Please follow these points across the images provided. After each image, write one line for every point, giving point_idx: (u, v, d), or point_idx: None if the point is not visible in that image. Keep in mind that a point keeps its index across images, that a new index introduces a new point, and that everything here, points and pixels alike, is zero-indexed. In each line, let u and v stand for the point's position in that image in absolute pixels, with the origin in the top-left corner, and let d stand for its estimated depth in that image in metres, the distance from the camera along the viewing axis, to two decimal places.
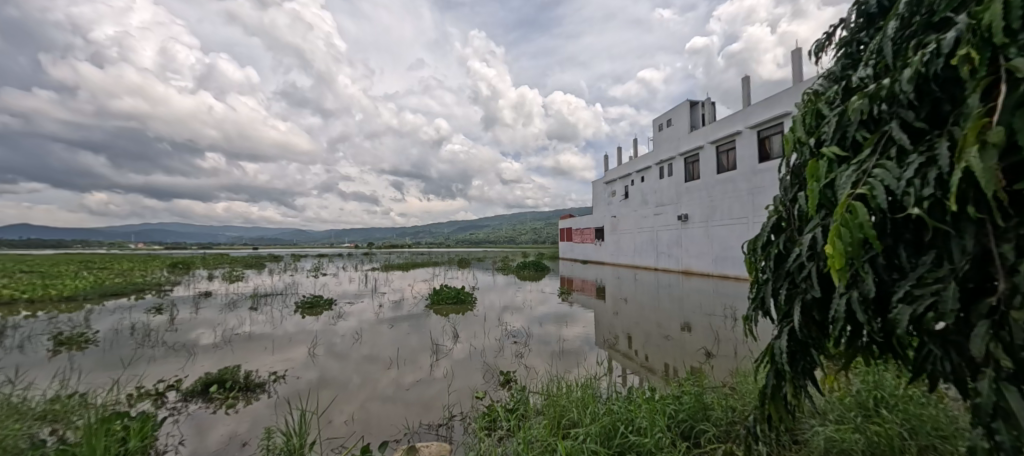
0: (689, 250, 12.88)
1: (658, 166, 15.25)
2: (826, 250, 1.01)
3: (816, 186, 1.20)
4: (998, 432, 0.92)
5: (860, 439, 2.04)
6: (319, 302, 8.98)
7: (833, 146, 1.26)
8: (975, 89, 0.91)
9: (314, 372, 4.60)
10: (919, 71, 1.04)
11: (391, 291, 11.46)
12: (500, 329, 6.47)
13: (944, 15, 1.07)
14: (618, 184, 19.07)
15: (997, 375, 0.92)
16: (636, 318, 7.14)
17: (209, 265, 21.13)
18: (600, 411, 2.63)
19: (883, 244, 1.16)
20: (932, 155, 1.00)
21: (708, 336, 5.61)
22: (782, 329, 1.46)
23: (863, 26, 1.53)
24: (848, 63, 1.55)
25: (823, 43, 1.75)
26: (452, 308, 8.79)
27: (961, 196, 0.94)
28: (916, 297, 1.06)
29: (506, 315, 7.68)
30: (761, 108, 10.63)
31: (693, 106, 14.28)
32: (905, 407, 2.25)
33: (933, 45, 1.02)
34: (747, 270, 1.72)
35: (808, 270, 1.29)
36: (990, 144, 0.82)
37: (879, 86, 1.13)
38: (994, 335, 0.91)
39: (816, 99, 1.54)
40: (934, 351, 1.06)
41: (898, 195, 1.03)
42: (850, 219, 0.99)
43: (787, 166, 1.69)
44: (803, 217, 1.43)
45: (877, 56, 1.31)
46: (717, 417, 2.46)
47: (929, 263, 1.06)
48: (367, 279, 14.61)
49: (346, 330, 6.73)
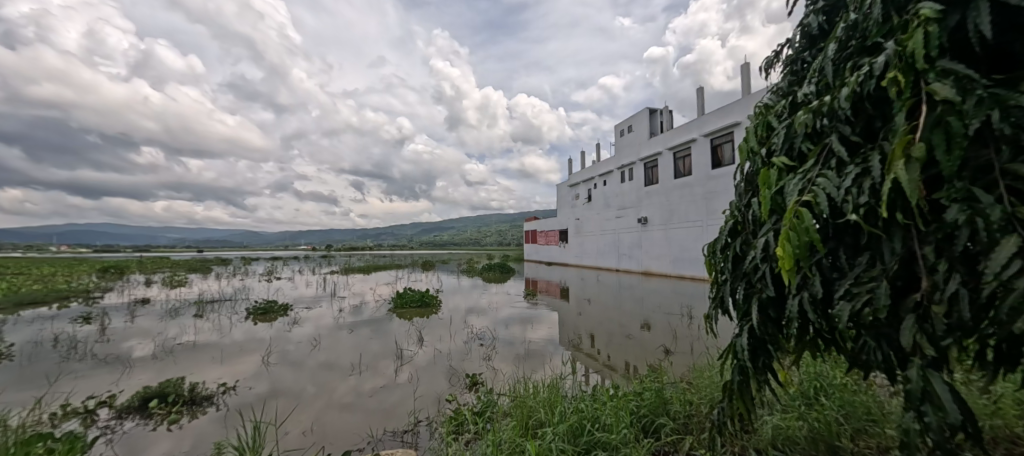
0: (649, 251, 13.43)
1: (620, 170, 15.82)
2: (778, 252, 1.12)
3: (768, 193, 1.30)
4: (925, 414, 1.03)
5: (803, 425, 2.22)
6: (272, 307, 8.42)
7: (782, 156, 1.37)
8: (901, 110, 1.04)
9: (266, 382, 4.33)
10: (855, 90, 1.17)
11: (352, 295, 11.01)
12: (466, 332, 6.43)
13: (875, 39, 1.20)
14: (581, 188, 19.58)
15: (923, 363, 1.02)
16: (600, 318, 7.32)
17: (145, 269, 19.38)
18: (567, 410, 2.65)
19: (827, 247, 1.27)
20: (866, 167, 1.12)
21: (667, 334, 5.89)
22: (743, 328, 1.54)
23: (806, 46, 1.66)
24: (793, 80, 1.69)
25: (772, 60, 1.89)
26: (417, 311, 8.58)
27: (891, 204, 1.06)
28: (854, 294, 1.17)
29: (472, 318, 7.62)
30: (715, 117, 11.29)
31: (652, 113, 14.98)
32: (841, 394, 2.47)
33: (867, 67, 1.14)
34: (707, 271, 1.83)
35: (763, 271, 1.39)
36: (913, 159, 0.94)
37: (822, 102, 1.25)
38: (919, 327, 1.03)
39: (767, 111, 1.67)
40: (870, 343, 1.18)
41: (838, 202, 1.14)
42: (798, 224, 1.10)
43: (740, 174, 1.80)
44: (757, 221, 1.52)
45: (819, 74, 1.44)
46: (676, 411, 2.57)
47: (864, 263, 1.18)
48: (324, 282, 13.97)
49: (303, 336, 6.38)
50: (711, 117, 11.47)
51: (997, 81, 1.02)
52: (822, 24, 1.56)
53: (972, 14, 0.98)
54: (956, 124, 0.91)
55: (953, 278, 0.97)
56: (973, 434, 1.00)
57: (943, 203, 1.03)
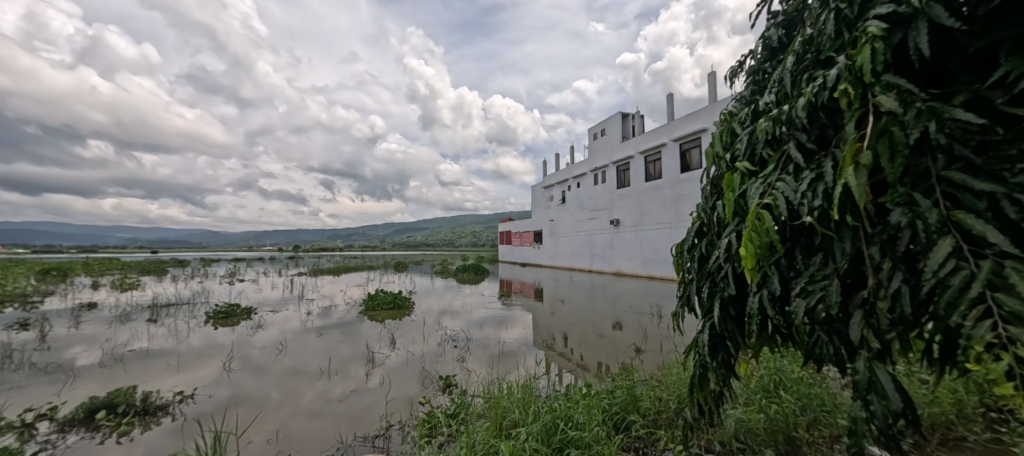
0: (621, 253, 13.75)
1: (593, 172, 16.11)
2: (741, 252, 1.17)
3: (731, 196, 1.36)
4: (871, 403, 1.10)
5: (763, 418, 2.33)
6: (234, 311, 8.01)
7: (744, 161, 1.44)
8: (851, 120, 1.11)
9: (228, 389, 4.10)
10: (810, 100, 1.24)
11: (320, 297, 10.64)
12: (440, 334, 6.34)
13: (829, 54, 1.28)
14: (555, 190, 19.80)
15: (869, 356, 1.10)
16: (573, 318, 7.41)
17: (92, 271, 17.98)
18: (541, 410, 2.66)
19: (785, 248, 1.35)
20: (820, 172, 1.19)
21: (638, 333, 6.04)
22: (707, 325, 1.60)
23: (766, 57, 1.75)
24: (755, 89, 1.78)
25: (736, 69, 1.98)
26: (389, 313, 8.38)
27: (842, 207, 1.13)
28: (809, 292, 1.24)
29: (445, 320, 7.53)
30: (683, 123, 11.70)
31: (624, 117, 15.36)
32: (798, 388, 2.61)
33: (821, 79, 1.22)
34: (675, 271, 1.89)
35: (726, 271, 1.45)
36: (861, 166, 1.01)
37: (782, 111, 1.32)
38: (866, 322, 1.11)
39: (731, 118, 1.75)
40: (823, 338, 1.25)
41: (796, 205, 1.21)
42: (759, 226, 1.15)
43: (706, 178, 1.88)
44: (721, 223, 1.59)
45: (778, 85, 1.52)
46: (646, 407, 2.63)
47: (817, 263, 1.26)
48: (291, 285, 13.43)
49: (267, 341, 6.10)
50: (680, 122, 11.88)
51: (934, 95, 1.12)
52: (781, 37, 1.65)
53: (912, 34, 1.07)
54: (899, 134, 0.99)
55: (895, 277, 1.05)
56: (912, 420, 1.07)
57: (886, 206, 1.11)
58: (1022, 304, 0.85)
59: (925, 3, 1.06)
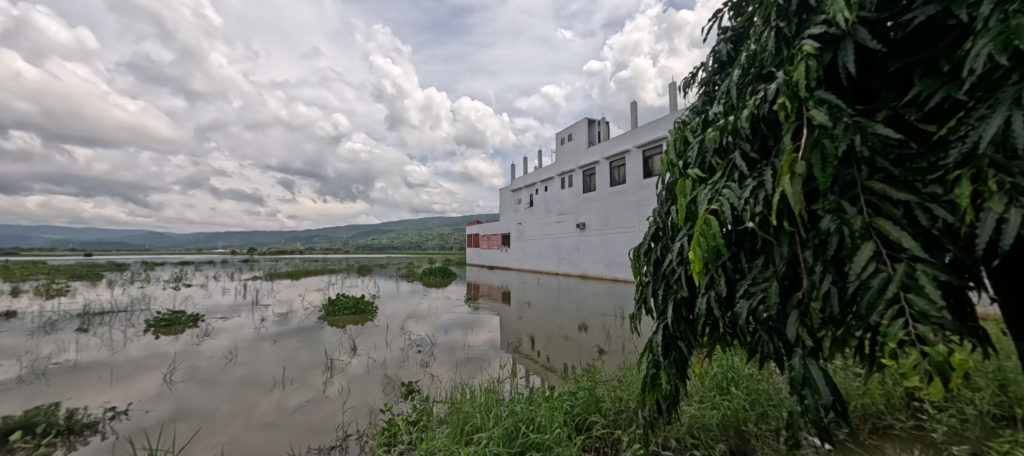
0: (588, 255, 14.02)
1: (561, 176, 16.37)
2: (690, 255, 1.22)
3: (683, 201, 1.42)
4: (805, 397, 1.18)
5: (716, 414, 2.43)
6: (179, 318, 7.43)
7: (695, 168, 1.50)
8: (788, 132, 1.19)
9: (169, 403, 3.80)
10: (753, 113, 1.32)
11: (276, 303, 10.10)
12: (403, 339, 6.19)
13: (769, 69, 1.36)
14: (523, 193, 19.90)
15: (803, 352, 1.17)
16: (539, 321, 7.46)
17: (10, 277, 16.12)
18: (503, 413, 2.64)
19: (730, 251, 1.42)
20: (761, 180, 1.26)
21: (602, 334, 6.16)
22: (661, 325, 1.65)
23: (716, 70, 1.84)
24: (706, 100, 1.87)
25: (690, 80, 2.07)
26: (350, 318, 8.08)
27: (780, 214, 1.21)
28: (751, 293, 1.31)
29: (410, 324, 7.36)
30: (646, 130, 12.12)
31: (591, 123, 15.72)
32: (748, 384, 2.75)
33: (763, 92, 1.30)
34: (632, 273, 1.94)
35: (678, 273, 1.51)
36: (797, 175, 1.08)
37: (728, 121, 1.39)
38: (801, 320, 1.19)
39: (684, 127, 1.82)
40: (764, 336, 1.33)
41: (740, 211, 1.28)
42: (707, 230, 1.21)
43: (661, 184, 1.94)
44: (674, 227, 1.65)
45: (726, 97, 1.61)
46: (607, 408, 2.68)
47: (759, 266, 1.33)
48: (245, 289, 12.65)
49: (216, 350, 5.70)
50: (643, 129, 12.30)
51: (860, 111, 1.21)
52: (729, 52, 1.74)
53: (841, 54, 1.16)
54: (829, 147, 1.07)
55: (825, 278, 1.13)
56: (841, 412, 1.15)
57: (818, 213, 1.19)
58: (929, 303, 0.94)
59: (852, 26, 1.15)
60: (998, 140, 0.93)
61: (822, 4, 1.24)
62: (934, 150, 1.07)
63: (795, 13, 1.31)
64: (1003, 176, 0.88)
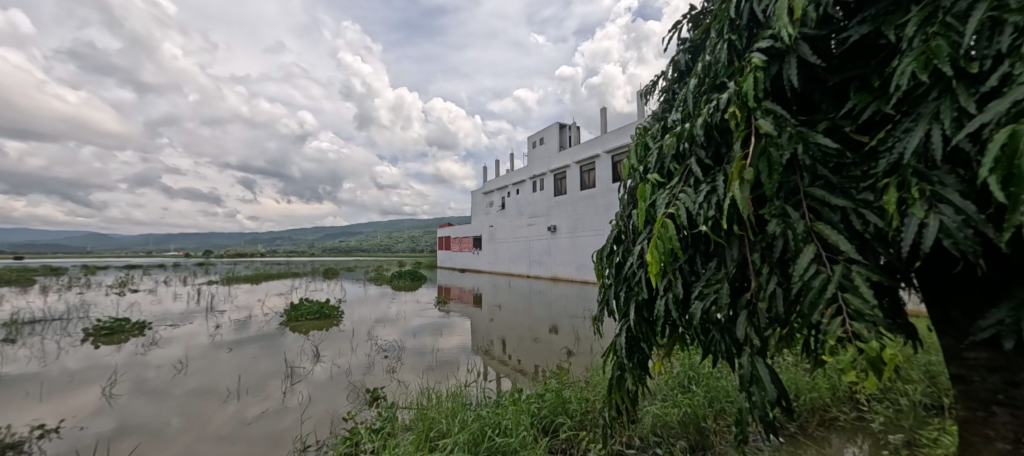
0: (559, 258, 14.18)
1: (532, 180, 16.51)
2: (648, 258, 1.25)
3: (643, 205, 1.45)
4: (754, 394, 1.23)
5: (678, 412, 2.50)
6: (123, 326, 6.89)
7: (655, 173, 1.55)
8: (738, 140, 1.24)
9: (109, 419, 3.51)
10: (707, 121, 1.37)
11: (234, 308, 9.56)
12: (370, 344, 6.01)
13: (722, 80, 1.43)
14: (496, 195, 19.88)
15: (753, 351, 1.22)
16: (510, 323, 7.46)
17: None
18: (469, 418, 2.61)
19: (687, 254, 1.47)
20: (714, 186, 1.31)
21: (571, 336, 6.24)
22: (623, 327, 1.68)
23: (675, 79, 1.91)
24: (666, 107, 1.93)
25: (651, 88, 2.14)
26: (314, 324, 7.78)
27: (730, 218, 1.26)
28: (705, 294, 1.36)
29: (377, 329, 7.16)
30: (615, 136, 12.44)
31: (562, 128, 15.97)
32: (708, 381, 2.85)
33: (716, 102, 1.35)
34: (597, 276, 1.97)
35: (639, 275, 1.54)
36: (746, 181, 1.13)
37: (684, 129, 1.44)
38: (750, 320, 1.24)
39: (645, 133, 1.88)
40: (717, 336, 1.38)
41: (694, 215, 1.33)
42: (663, 233, 1.24)
43: (624, 188, 1.99)
44: (635, 230, 1.69)
45: (683, 105, 1.67)
46: (574, 409, 2.70)
47: (712, 268, 1.38)
48: (199, 295, 11.91)
49: (165, 359, 5.33)
50: (612, 135, 12.61)
51: (802, 122, 1.29)
52: (688, 62, 1.82)
53: (785, 67, 1.23)
54: (775, 155, 1.12)
55: (772, 280, 1.19)
56: (786, 407, 1.21)
57: (765, 218, 1.26)
58: (863, 302, 1.00)
59: (795, 42, 1.22)
60: (921, 151, 1.00)
61: (768, 21, 1.30)
62: (866, 159, 1.15)
63: (745, 28, 1.38)
64: (924, 184, 0.94)
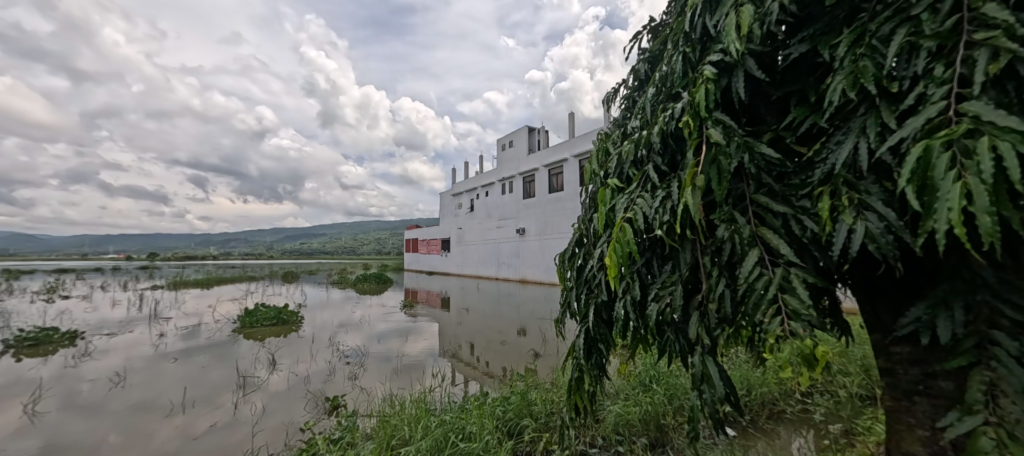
0: (527, 260, 14.29)
1: (501, 182, 16.56)
2: (607, 260, 1.28)
3: (603, 209, 1.49)
4: (704, 392, 1.28)
5: (638, 411, 2.57)
6: (50, 337, 6.26)
7: (614, 178, 1.59)
8: (691, 148, 1.29)
9: (32, 439, 3.17)
10: (664, 129, 1.42)
11: (182, 315, 8.94)
12: (331, 350, 5.79)
13: (677, 89, 1.48)
14: (465, 197, 19.76)
15: (704, 351, 1.28)
16: (477, 326, 7.43)
17: None
18: (432, 424, 2.57)
19: (644, 257, 1.52)
20: (668, 192, 1.36)
21: (538, 338, 6.30)
22: (582, 329, 1.71)
23: (635, 87, 1.97)
24: (625, 115, 1.99)
25: (612, 95, 2.20)
26: (271, 330, 7.40)
27: (683, 223, 1.31)
28: (660, 297, 1.40)
29: (340, 334, 6.91)
30: (583, 140, 12.70)
31: (531, 131, 16.12)
32: (667, 379, 2.95)
33: (671, 111, 1.41)
34: (559, 279, 2.00)
35: (598, 278, 1.58)
36: (697, 187, 1.18)
37: (642, 135, 1.49)
38: (701, 321, 1.30)
39: (606, 139, 1.93)
40: (672, 336, 1.43)
41: (650, 219, 1.37)
42: (621, 237, 1.27)
43: (586, 193, 2.03)
44: (596, 234, 1.73)
45: (642, 112, 1.72)
46: (538, 411, 2.72)
47: (667, 270, 1.44)
48: (141, 301, 11.03)
49: (101, 372, 4.90)
50: (580, 139, 12.86)
51: (749, 132, 1.36)
52: (647, 72, 1.88)
53: (734, 79, 1.29)
54: (724, 163, 1.18)
55: (720, 282, 1.25)
56: (733, 403, 1.27)
57: (714, 223, 1.32)
58: (800, 303, 1.07)
59: (742, 57, 1.28)
60: (851, 162, 1.08)
61: (719, 35, 1.37)
62: (804, 169, 1.23)
63: (698, 41, 1.45)
64: (853, 193, 1.02)
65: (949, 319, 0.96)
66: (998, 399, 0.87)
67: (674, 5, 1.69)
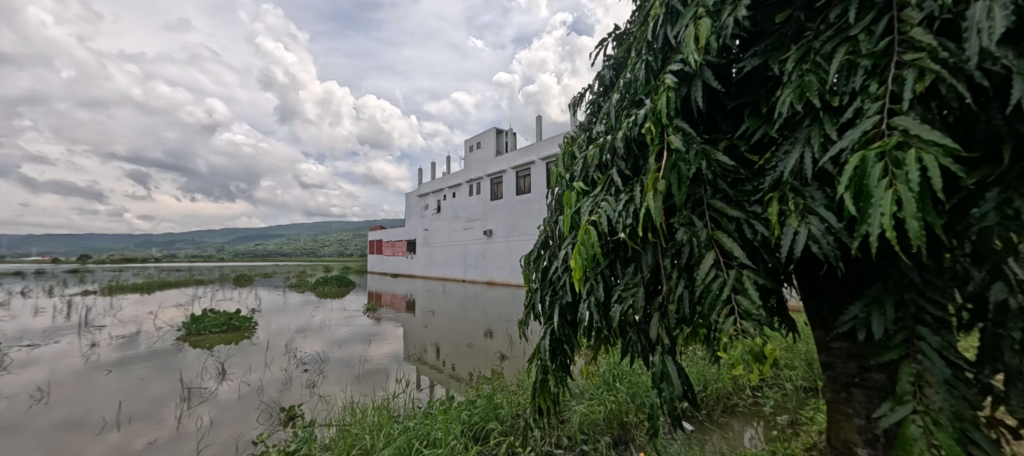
0: (495, 262, 14.29)
1: (469, 183, 16.45)
2: (572, 263, 1.29)
3: (569, 212, 1.50)
4: (664, 390, 1.32)
5: (602, 410, 2.62)
6: None
7: (580, 182, 1.61)
8: (653, 153, 1.33)
9: None
10: (627, 134, 1.46)
11: (116, 323, 8.18)
12: (288, 357, 5.50)
13: (640, 96, 1.53)
14: (432, 198, 19.46)
15: (664, 351, 1.31)
16: (443, 329, 7.33)
17: None
18: (395, 431, 2.49)
19: (608, 259, 1.55)
20: (631, 196, 1.40)
21: (504, 340, 6.30)
22: (547, 331, 1.72)
23: (600, 93, 2.02)
24: (591, 119, 2.03)
25: (578, 100, 2.24)
26: (220, 337, 6.92)
27: (645, 226, 1.35)
28: (623, 298, 1.43)
29: (298, 340, 6.58)
30: (550, 143, 12.87)
31: (499, 133, 16.16)
32: (630, 378, 3.03)
33: (635, 117, 1.44)
34: (524, 280, 2.00)
35: (564, 280, 1.59)
36: (659, 192, 1.22)
37: (607, 140, 1.53)
38: (661, 321, 1.34)
39: (572, 143, 1.96)
40: (634, 336, 1.47)
41: (614, 222, 1.40)
42: (586, 240, 1.29)
43: (552, 195, 2.05)
44: (561, 236, 1.74)
45: (607, 117, 1.76)
46: (505, 414, 2.71)
47: (629, 273, 1.47)
48: (67, 308, 9.97)
49: (19, 387, 4.38)
50: (547, 143, 13.02)
51: (707, 140, 1.42)
52: (612, 78, 1.93)
53: (693, 89, 1.34)
54: (684, 168, 1.22)
55: (680, 284, 1.29)
56: (691, 401, 1.32)
57: (674, 226, 1.36)
58: (751, 303, 1.12)
59: (701, 68, 1.33)
60: (797, 170, 1.15)
61: (679, 46, 1.42)
62: (756, 176, 1.29)
63: (660, 51, 1.50)
64: (799, 199, 1.08)
65: (881, 316, 1.04)
66: (923, 389, 0.95)
67: (638, 14, 1.74)
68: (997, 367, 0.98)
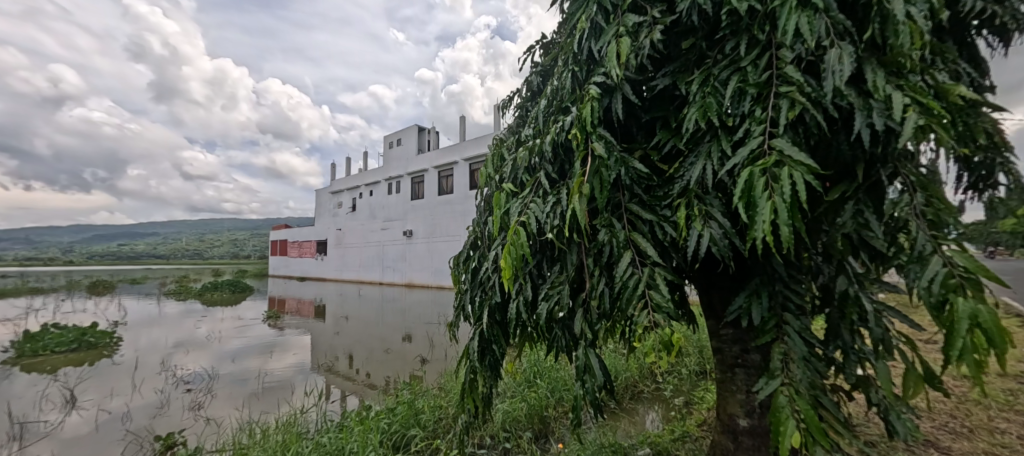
0: (415, 263, 13.77)
1: (388, 181, 15.65)
2: (502, 262, 1.29)
3: (498, 212, 1.51)
4: (587, 381, 1.39)
5: (524, 407, 2.67)
6: None
7: (509, 183, 1.63)
8: (579, 159, 1.40)
9: None
10: (555, 139, 1.51)
11: None
12: (163, 377, 4.61)
13: (566, 103, 1.60)
14: (346, 196, 18.09)
15: (586, 344, 1.38)
16: (357, 336, 6.82)
17: None
18: (304, 450, 2.24)
19: (536, 259, 1.60)
20: (558, 198, 1.45)
21: (424, 343, 6.11)
22: (476, 331, 1.71)
23: (528, 98, 2.07)
24: (519, 122, 2.08)
25: (506, 102, 2.27)
26: (66, 357, 5.56)
27: (571, 227, 1.41)
28: (549, 296, 1.48)
29: (176, 356, 5.57)
30: (474, 144, 12.84)
31: (421, 130, 15.67)
32: (550, 373, 3.15)
33: (561, 123, 1.50)
34: (452, 281, 1.96)
35: (492, 280, 1.59)
36: (583, 195, 1.28)
37: (536, 143, 1.57)
38: (584, 316, 1.41)
39: (501, 144, 1.98)
40: (559, 332, 1.53)
41: (542, 224, 1.44)
42: (516, 240, 1.30)
43: (480, 195, 2.04)
44: (490, 236, 1.74)
45: (535, 121, 1.81)
46: (426, 419, 2.61)
47: (556, 271, 1.53)
48: None
49: None
50: (471, 143, 12.97)
51: (625, 148, 1.55)
52: (539, 84, 1.99)
53: (613, 101, 1.45)
54: (605, 173, 1.30)
55: (601, 281, 1.38)
56: (609, 390, 1.41)
57: (597, 227, 1.45)
58: (662, 297, 1.24)
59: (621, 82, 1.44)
60: (699, 180, 1.30)
61: (602, 60, 1.52)
62: (666, 183, 1.44)
63: (585, 63, 1.59)
64: (701, 205, 1.23)
65: (759, 305, 1.23)
66: (788, 364, 1.13)
67: (564, 25, 1.83)
68: (838, 343, 1.23)
